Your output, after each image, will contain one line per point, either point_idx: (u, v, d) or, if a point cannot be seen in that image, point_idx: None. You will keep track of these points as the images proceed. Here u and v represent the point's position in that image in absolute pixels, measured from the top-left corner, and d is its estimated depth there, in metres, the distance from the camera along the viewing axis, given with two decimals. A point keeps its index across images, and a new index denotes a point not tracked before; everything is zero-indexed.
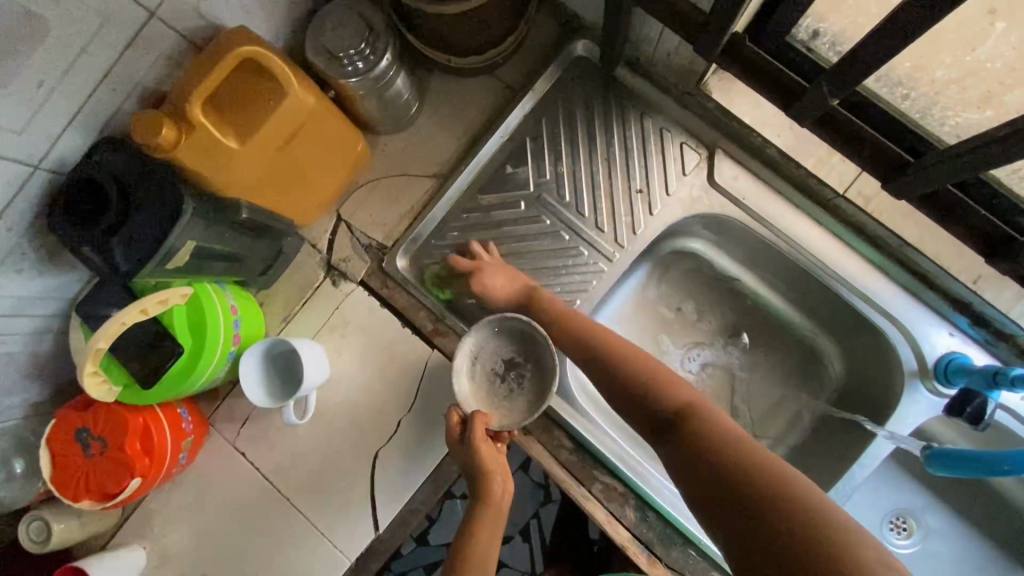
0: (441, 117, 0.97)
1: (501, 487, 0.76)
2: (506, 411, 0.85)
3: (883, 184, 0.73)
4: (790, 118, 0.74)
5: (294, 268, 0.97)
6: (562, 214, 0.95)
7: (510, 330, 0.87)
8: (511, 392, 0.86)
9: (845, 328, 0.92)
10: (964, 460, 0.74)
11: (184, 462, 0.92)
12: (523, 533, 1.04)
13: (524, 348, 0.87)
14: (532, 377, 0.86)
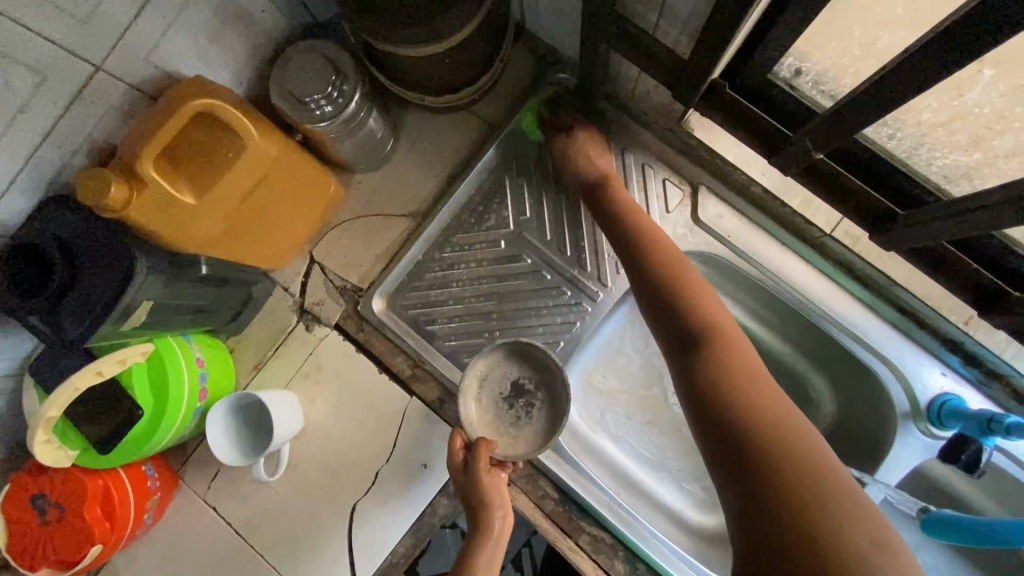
0: (417, 154, 0.94)
1: (501, 521, 0.72)
2: (512, 439, 0.82)
3: (870, 232, 0.71)
4: (774, 161, 0.71)
5: (265, 313, 0.93)
6: (543, 252, 0.92)
7: (522, 355, 0.85)
8: (519, 421, 0.83)
9: (837, 366, 0.89)
10: (957, 527, 0.74)
11: (151, 521, 0.87)
12: (515, 563, 0.96)
13: (535, 375, 0.85)
14: (543, 407, 0.84)
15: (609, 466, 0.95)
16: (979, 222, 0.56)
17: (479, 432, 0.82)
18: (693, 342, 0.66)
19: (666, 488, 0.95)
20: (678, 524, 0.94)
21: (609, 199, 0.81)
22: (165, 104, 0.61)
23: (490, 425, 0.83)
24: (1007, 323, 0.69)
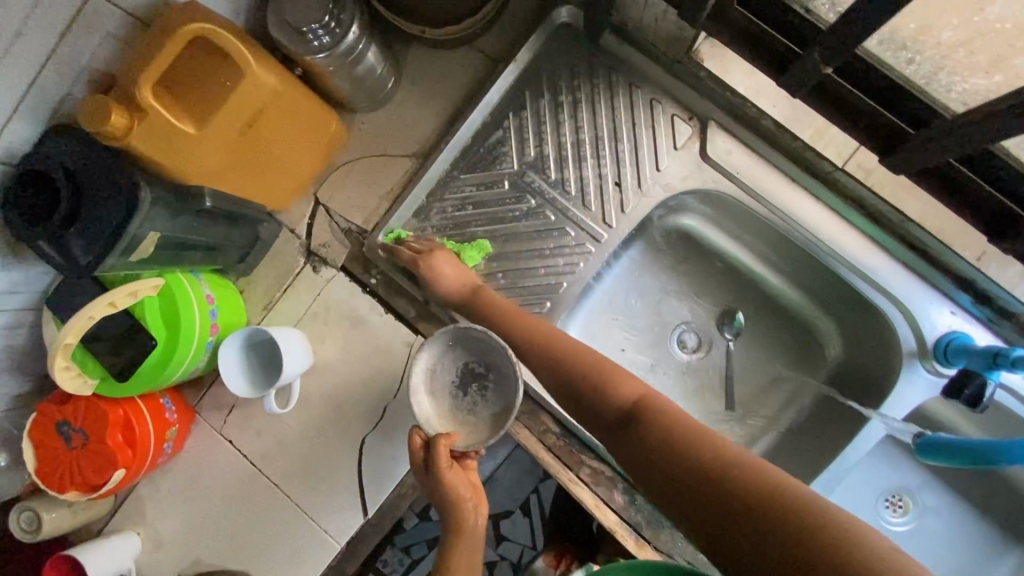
0: (419, 92, 0.93)
1: (472, 513, 0.76)
2: (473, 427, 0.78)
3: (882, 158, 0.70)
4: (782, 89, 0.70)
5: (272, 255, 0.94)
6: (548, 193, 0.90)
7: (466, 340, 0.80)
8: (475, 407, 0.78)
9: (841, 305, 0.91)
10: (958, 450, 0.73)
11: (170, 451, 0.92)
12: (523, 508, 1.06)
13: (484, 358, 0.79)
14: (496, 389, 0.79)
15: None
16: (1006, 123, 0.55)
17: (438, 426, 0.78)
18: (552, 372, 0.74)
19: None
20: None
21: (489, 299, 0.84)
22: (159, 31, 0.61)
23: (447, 418, 0.79)
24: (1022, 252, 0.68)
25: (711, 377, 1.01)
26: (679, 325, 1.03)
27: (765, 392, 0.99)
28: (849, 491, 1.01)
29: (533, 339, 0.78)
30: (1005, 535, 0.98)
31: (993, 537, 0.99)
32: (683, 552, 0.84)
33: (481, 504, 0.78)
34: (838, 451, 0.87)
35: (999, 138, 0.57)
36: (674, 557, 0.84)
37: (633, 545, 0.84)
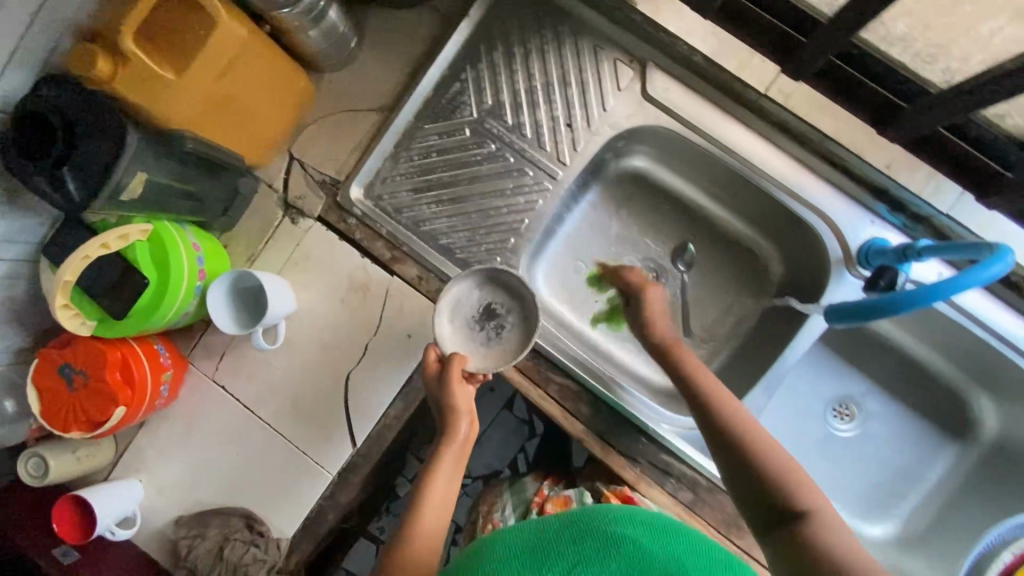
0: (381, 51, 1.00)
1: (468, 426, 0.80)
2: (484, 357, 0.87)
3: (784, 66, 0.82)
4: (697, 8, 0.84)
5: (253, 209, 1.01)
6: (506, 137, 0.98)
7: (497, 282, 0.89)
8: (490, 341, 0.88)
9: (777, 226, 1.00)
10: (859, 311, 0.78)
11: (166, 395, 0.98)
12: (512, 466, 1.22)
13: (507, 302, 0.89)
14: (513, 330, 0.88)
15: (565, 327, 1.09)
16: (871, 7, 0.66)
17: (452, 348, 0.86)
18: (734, 456, 0.72)
19: (631, 354, 1.09)
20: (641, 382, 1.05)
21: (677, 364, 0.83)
22: None
23: (461, 343, 0.87)
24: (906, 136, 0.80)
25: (668, 304, 1.10)
26: (638, 260, 1.11)
27: (717, 315, 1.08)
28: (800, 402, 1.10)
29: (723, 410, 0.75)
30: (941, 436, 1.06)
31: (931, 436, 1.07)
32: (644, 453, 0.93)
33: (467, 453, 0.80)
34: (780, 353, 0.95)
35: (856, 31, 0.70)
36: (637, 458, 0.92)
37: (599, 449, 0.92)
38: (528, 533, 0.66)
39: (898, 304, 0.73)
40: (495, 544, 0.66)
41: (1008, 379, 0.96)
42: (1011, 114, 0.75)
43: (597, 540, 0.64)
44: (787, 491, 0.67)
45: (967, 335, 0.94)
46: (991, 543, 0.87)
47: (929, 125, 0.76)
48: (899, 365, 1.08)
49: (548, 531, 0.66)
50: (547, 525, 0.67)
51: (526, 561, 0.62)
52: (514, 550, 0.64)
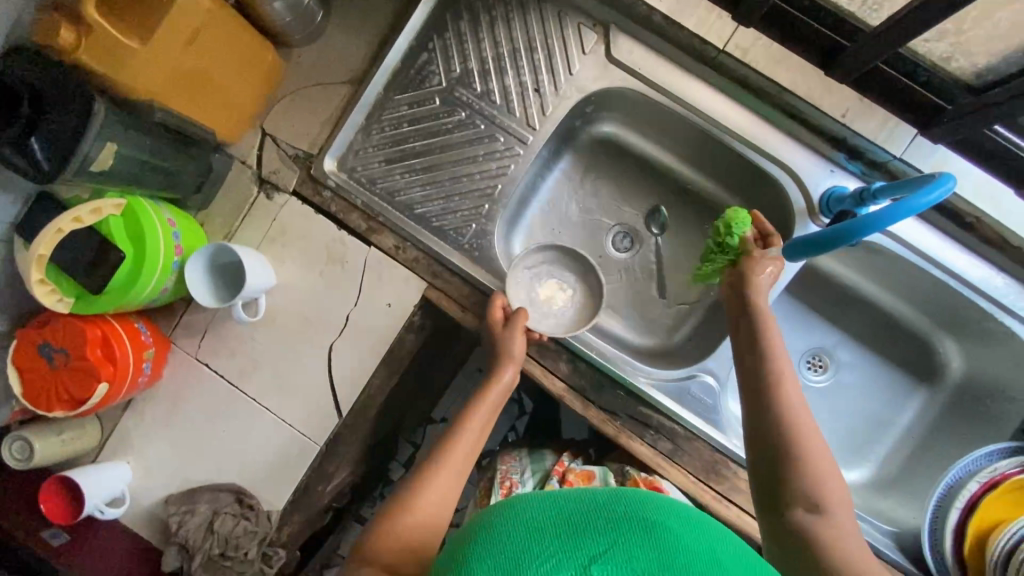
0: (349, 25, 1.01)
1: (513, 374, 0.88)
2: (537, 319, 0.98)
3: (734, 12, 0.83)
4: None
5: (227, 187, 1.01)
6: (475, 104, 1.00)
7: (574, 264, 1.01)
8: (546, 309, 0.99)
9: (743, 182, 1.03)
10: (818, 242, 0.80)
11: (150, 374, 0.99)
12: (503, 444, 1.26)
13: (572, 283, 1.02)
14: (569, 308, 1.01)
15: None
16: None
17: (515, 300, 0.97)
18: (777, 444, 0.73)
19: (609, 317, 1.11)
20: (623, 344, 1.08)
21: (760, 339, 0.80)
22: None
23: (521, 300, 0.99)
24: (852, 79, 0.82)
25: (642, 266, 1.12)
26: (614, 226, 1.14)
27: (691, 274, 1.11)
28: None
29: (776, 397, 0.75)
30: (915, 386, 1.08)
31: (904, 385, 1.09)
32: (623, 407, 0.95)
33: (503, 399, 0.89)
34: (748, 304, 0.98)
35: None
36: (617, 412, 0.95)
37: (579, 404, 0.95)
38: (564, 509, 0.46)
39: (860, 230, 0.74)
40: (522, 528, 0.44)
41: (968, 319, 0.97)
42: (955, 56, 0.78)
43: (670, 539, 0.43)
44: (813, 491, 0.70)
45: (925, 277, 0.95)
46: (955, 477, 0.90)
47: (868, 62, 0.77)
48: (872, 316, 1.09)
49: (600, 521, 0.44)
50: (601, 513, 0.45)
51: (575, 559, 0.41)
52: (551, 535, 0.43)
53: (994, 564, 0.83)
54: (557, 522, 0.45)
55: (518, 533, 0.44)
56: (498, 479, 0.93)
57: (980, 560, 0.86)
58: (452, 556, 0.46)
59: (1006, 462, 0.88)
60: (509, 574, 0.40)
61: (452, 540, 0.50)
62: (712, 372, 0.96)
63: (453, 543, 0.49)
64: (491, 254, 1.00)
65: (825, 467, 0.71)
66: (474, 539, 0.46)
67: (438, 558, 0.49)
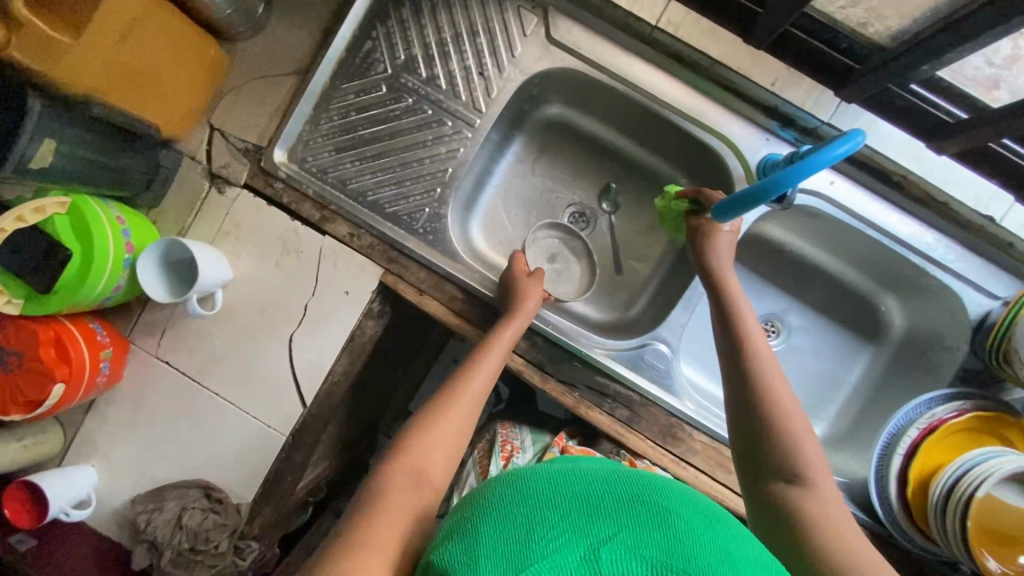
0: (291, 17, 1.01)
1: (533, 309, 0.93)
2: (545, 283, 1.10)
3: None
4: None
5: (178, 184, 1.01)
6: (421, 90, 1.01)
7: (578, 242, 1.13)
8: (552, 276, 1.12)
9: (686, 156, 1.06)
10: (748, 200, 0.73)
11: (109, 374, 0.99)
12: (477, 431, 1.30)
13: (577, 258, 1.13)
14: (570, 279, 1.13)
15: None
16: None
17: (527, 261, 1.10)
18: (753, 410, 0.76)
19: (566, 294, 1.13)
20: (581, 319, 1.11)
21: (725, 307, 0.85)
22: None
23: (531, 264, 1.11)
24: (769, 41, 0.87)
25: (596, 242, 1.15)
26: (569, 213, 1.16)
27: (644, 248, 1.14)
28: None
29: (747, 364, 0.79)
30: (862, 341, 1.13)
31: (851, 342, 1.14)
32: (580, 377, 0.98)
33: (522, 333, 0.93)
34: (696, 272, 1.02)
35: None
36: (574, 382, 0.98)
37: (537, 378, 0.97)
38: (585, 492, 0.46)
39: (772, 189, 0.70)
40: (540, 502, 0.45)
41: (905, 275, 1.02)
42: (871, 21, 0.83)
43: (677, 524, 0.44)
44: (790, 453, 0.71)
45: (862, 237, 0.99)
46: (896, 427, 0.94)
47: (779, 25, 0.81)
48: (818, 280, 1.14)
49: (619, 510, 0.45)
50: (622, 496, 0.46)
51: (585, 540, 0.42)
52: (566, 516, 0.44)
53: (935, 504, 0.88)
54: (574, 495, 0.46)
55: (530, 504, 0.45)
56: (500, 441, 1.00)
57: (922, 501, 0.91)
58: (468, 513, 0.48)
59: (942, 408, 0.92)
60: (517, 549, 0.42)
61: (472, 492, 0.52)
62: (665, 339, 0.99)
63: (473, 495, 0.52)
64: (445, 237, 1.02)
65: (798, 428, 0.73)
66: (489, 503, 0.47)
67: (456, 509, 0.52)
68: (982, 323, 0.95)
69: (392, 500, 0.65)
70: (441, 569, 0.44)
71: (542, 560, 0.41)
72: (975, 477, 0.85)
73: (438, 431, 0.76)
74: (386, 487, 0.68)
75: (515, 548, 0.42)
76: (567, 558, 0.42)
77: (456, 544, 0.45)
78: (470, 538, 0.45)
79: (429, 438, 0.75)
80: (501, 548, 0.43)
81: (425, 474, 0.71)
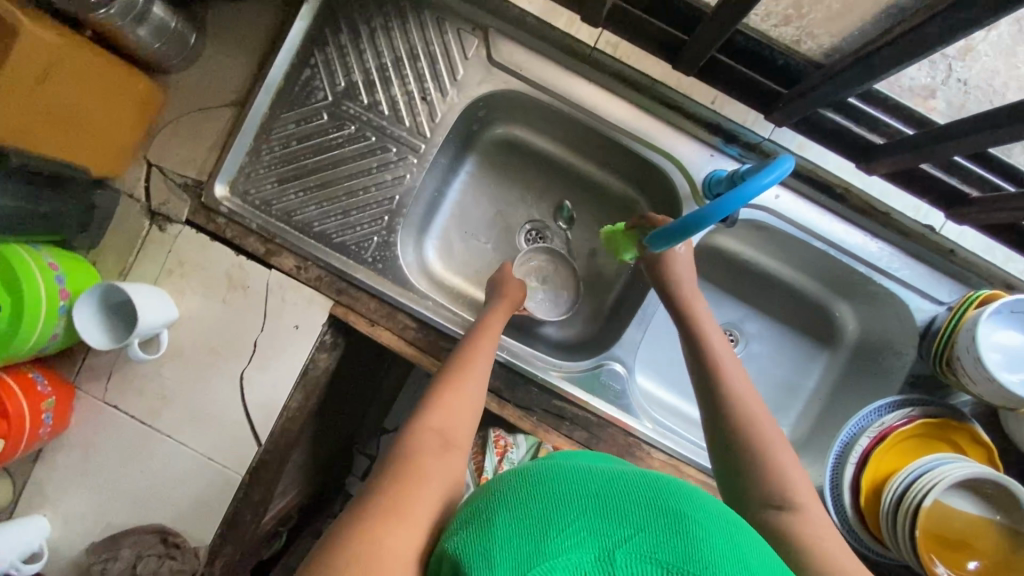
0: (226, 46, 0.99)
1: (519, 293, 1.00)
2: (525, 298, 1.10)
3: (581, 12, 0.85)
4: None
5: (116, 223, 0.98)
6: (364, 116, 0.99)
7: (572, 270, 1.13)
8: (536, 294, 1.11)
9: (635, 172, 1.06)
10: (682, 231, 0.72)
11: (54, 424, 0.96)
12: None
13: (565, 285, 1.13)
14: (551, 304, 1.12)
15: (464, 298, 1.11)
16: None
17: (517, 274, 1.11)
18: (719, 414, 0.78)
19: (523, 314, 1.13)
20: (541, 339, 1.10)
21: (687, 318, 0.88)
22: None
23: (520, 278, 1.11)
24: (695, 70, 0.87)
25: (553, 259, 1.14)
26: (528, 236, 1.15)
27: (600, 264, 1.14)
28: None
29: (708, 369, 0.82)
30: (818, 346, 1.14)
31: (807, 347, 1.14)
32: (538, 401, 0.98)
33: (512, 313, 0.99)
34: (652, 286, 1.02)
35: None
36: (533, 407, 0.97)
37: (495, 405, 0.96)
38: (601, 494, 0.50)
39: (695, 224, 0.70)
40: (557, 499, 0.49)
41: (854, 282, 1.02)
42: (803, 38, 0.81)
43: (692, 530, 0.48)
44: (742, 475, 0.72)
45: (809, 248, 1.00)
46: (849, 435, 0.95)
47: (704, 54, 0.81)
48: (773, 288, 1.14)
49: (632, 514, 0.49)
50: (643, 503, 0.50)
51: (599, 540, 0.46)
52: (582, 516, 0.48)
53: (885, 511, 0.89)
54: (597, 499, 0.49)
55: (551, 504, 0.49)
56: (493, 438, 0.97)
57: (875, 509, 0.92)
58: (488, 504, 0.52)
59: (892, 416, 0.94)
60: (535, 544, 0.46)
61: (491, 482, 0.56)
62: (620, 359, 1.00)
63: (491, 486, 0.55)
64: (395, 266, 1.01)
65: (764, 430, 0.75)
66: (507, 498, 0.51)
67: (475, 498, 0.56)
68: (929, 328, 0.96)
69: (419, 462, 0.68)
70: (460, 550, 0.49)
71: (557, 556, 0.45)
72: (922, 484, 0.86)
73: (456, 398, 0.78)
74: (414, 452, 0.69)
75: (533, 544, 0.46)
76: (583, 556, 0.46)
77: (475, 533, 0.49)
78: (491, 528, 0.49)
79: (442, 410, 0.76)
80: (518, 540, 0.47)
81: (449, 436, 0.74)
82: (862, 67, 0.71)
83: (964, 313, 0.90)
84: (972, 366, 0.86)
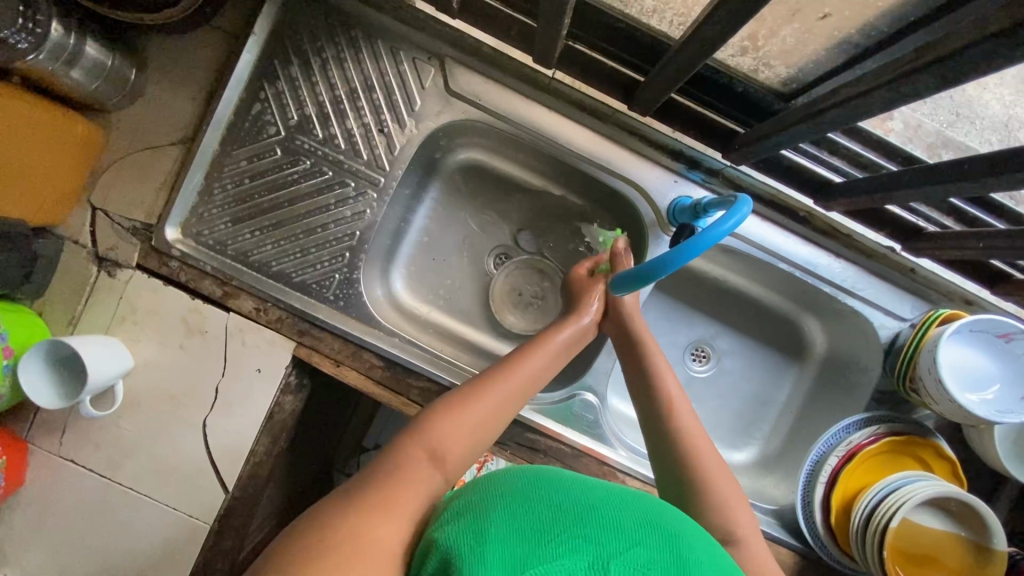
0: (170, 81, 0.94)
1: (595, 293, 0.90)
2: (507, 310, 1.11)
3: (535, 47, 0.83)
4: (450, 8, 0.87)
5: (61, 271, 0.93)
6: (320, 151, 0.96)
7: (552, 280, 1.12)
8: (519, 305, 1.12)
9: (600, 195, 1.05)
10: (646, 275, 0.76)
11: (4, 484, 0.91)
12: None
13: (546, 294, 1.12)
14: (533, 314, 1.12)
15: (432, 329, 1.09)
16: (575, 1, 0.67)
17: (500, 285, 1.12)
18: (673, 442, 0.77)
19: (495, 341, 1.11)
20: None
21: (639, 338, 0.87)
22: None
23: (503, 289, 1.12)
24: (653, 108, 0.86)
25: (523, 283, 1.12)
26: (495, 267, 1.13)
27: None
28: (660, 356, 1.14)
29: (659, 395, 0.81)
30: (788, 361, 1.14)
31: (780, 363, 1.14)
32: (512, 435, 0.96)
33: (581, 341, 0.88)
34: None
35: (560, 25, 0.72)
36: (505, 441, 0.96)
37: None
38: (596, 515, 0.50)
39: (658, 269, 0.73)
40: (553, 510, 0.50)
41: (821, 300, 1.03)
42: (760, 68, 0.80)
43: (682, 561, 0.48)
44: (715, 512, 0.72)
45: (775, 269, 1.01)
46: (819, 454, 0.96)
47: (661, 96, 0.81)
48: (744, 306, 1.13)
49: (625, 533, 0.49)
50: (640, 528, 0.50)
51: (595, 551, 0.46)
52: (578, 530, 0.48)
53: (855, 529, 0.90)
54: (594, 523, 0.49)
55: (546, 516, 0.49)
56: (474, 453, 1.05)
57: (846, 527, 0.93)
58: (479, 503, 0.52)
59: (859, 434, 0.95)
60: (531, 548, 0.46)
61: (479, 483, 0.56)
62: (591, 388, 0.99)
63: (483, 489, 0.55)
64: (361, 303, 0.98)
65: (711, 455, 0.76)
66: (502, 503, 0.51)
67: (462, 497, 0.55)
68: (893, 345, 0.97)
69: (405, 474, 0.63)
70: (445, 542, 0.48)
71: (551, 560, 0.45)
72: (889, 505, 0.87)
73: (470, 418, 0.71)
74: (404, 459, 0.65)
75: (527, 546, 0.46)
76: (577, 562, 0.45)
77: (467, 527, 0.49)
78: (484, 524, 0.48)
79: (458, 421, 0.70)
80: (512, 540, 0.46)
81: (445, 454, 0.67)
82: (812, 121, 0.70)
83: (926, 332, 0.92)
84: (934, 386, 0.88)
